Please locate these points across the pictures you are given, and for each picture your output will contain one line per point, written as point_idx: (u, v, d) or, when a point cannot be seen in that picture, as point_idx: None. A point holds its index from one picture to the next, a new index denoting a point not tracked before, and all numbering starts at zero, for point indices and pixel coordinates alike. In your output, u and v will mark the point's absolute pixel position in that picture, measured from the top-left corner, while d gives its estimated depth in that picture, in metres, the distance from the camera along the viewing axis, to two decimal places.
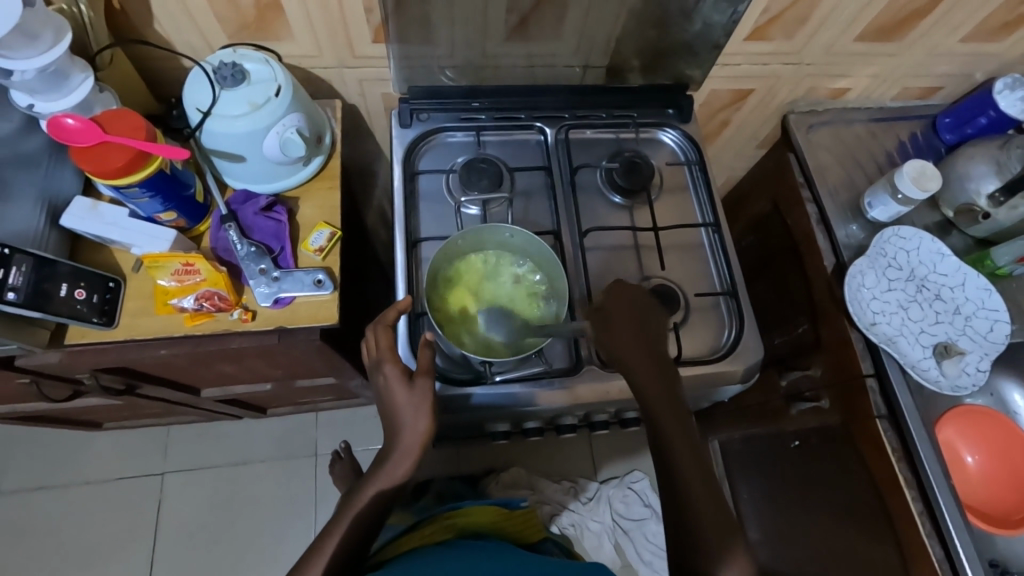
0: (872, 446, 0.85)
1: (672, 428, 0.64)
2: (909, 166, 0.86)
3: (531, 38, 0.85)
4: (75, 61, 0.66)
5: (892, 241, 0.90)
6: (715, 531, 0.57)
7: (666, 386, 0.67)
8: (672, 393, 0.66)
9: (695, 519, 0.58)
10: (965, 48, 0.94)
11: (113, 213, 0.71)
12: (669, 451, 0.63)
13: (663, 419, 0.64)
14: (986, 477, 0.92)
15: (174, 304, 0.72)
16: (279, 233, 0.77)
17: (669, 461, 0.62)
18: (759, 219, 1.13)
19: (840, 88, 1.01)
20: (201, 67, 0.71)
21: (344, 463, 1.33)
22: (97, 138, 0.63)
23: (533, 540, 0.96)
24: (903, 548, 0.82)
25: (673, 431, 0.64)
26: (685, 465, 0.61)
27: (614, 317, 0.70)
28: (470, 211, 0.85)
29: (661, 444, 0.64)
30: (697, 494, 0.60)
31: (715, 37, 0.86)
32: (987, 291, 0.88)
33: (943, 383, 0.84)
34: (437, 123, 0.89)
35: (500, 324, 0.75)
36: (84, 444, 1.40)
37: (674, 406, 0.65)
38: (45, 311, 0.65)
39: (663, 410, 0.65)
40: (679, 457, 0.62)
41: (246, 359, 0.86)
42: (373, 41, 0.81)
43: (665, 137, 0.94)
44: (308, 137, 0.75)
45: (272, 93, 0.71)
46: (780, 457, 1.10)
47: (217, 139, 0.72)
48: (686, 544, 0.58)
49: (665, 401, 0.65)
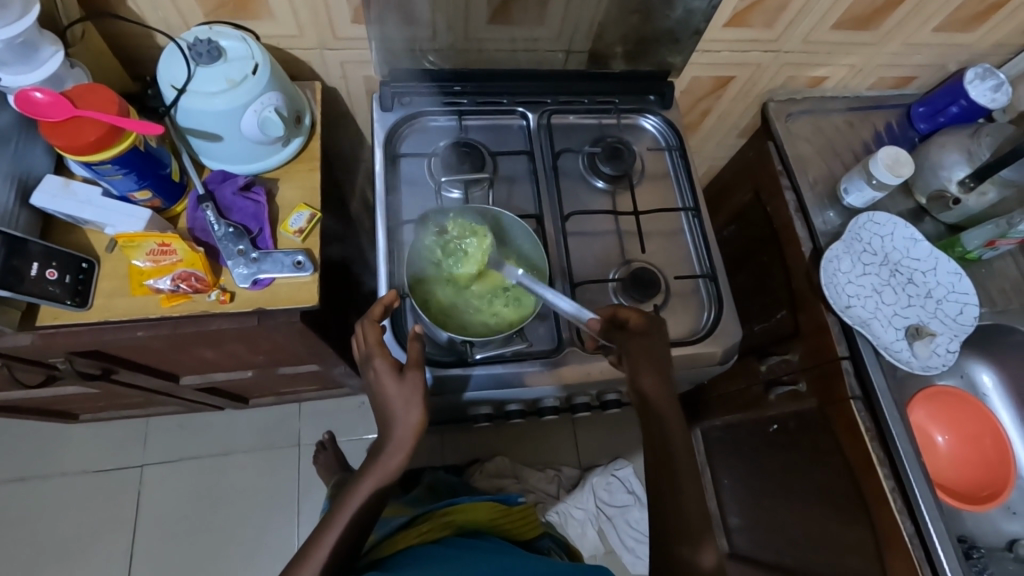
0: (847, 427, 0.87)
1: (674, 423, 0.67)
2: (884, 153, 0.87)
3: (514, 22, 0.85)
4: (45, 34, 0.64)
5: (868, 226, 0.92)
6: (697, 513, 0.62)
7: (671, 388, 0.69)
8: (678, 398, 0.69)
9: (684, 513, 0.62)
10: (939, 38, 0.96)
11: (86, 192, 0.70)
12: (667, 448, 0.66)
13: (667, 424, 0.67)
14: (957, 457, 0.94)
15: (149, 284, 0.71)
16: (257, 214, 0.76)
17: (667, 459, 0.65)
18: (740, 207, 1.15)
19: (819, 77, 1.03)
20: (176, 43, 0.70)
21: (328, 454, 1.35)
22: (67, 112, 0.62)
23: (531, 537, 0.92)
24: (876, 527, 0.84)
25: (674, 433, 0.66)
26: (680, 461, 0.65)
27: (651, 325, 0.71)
28: (452, 194, 0.85)
29: (659, 447, 0.66)
30: (688, 491, 0.63)
31: (696, 23, 0.87)
32: (957, 275, 0.91)
33: (915, 363, 0.86)
34: (420, 108, 0.89)
35: (457, 299, 0.76)
36: (60, 436, 1.37)
37: (675, 411, 0.68)
38: (15, 290, 0.63)
39: (671, 412, 0.67)
40: (682, 465, 0.65)
41: (226, 343, 0.85)
42: (354, 22, 0.80)
43: (647, 124, 0.95)
44: (287, 117, 0.74)
45: (249, 71, 0.70)
46: (760, 442, 1.12)
47: (193, 117, 0.71)
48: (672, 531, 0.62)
49: (671, 408, 0.68)
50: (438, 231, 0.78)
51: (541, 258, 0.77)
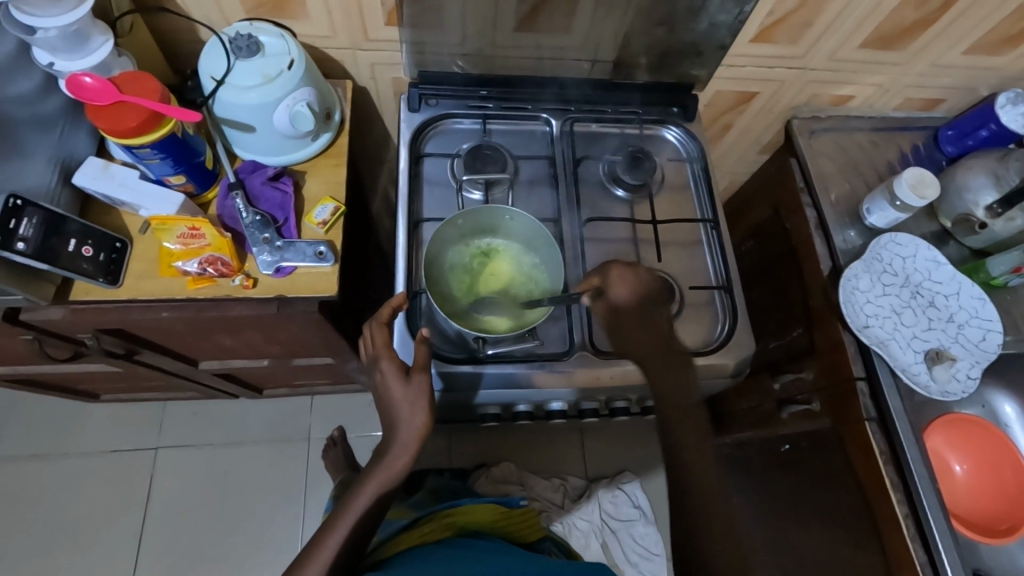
0: (861, 449, 0.86)
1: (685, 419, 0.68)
2: (908, 174, 0.87)
3: (541, 30, 0.87)
4: (97, 24, 0.67)
5: (889, 246, 0.91)
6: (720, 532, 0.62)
7: (683, 395, 0.69)
8: (693, 411, 0.69)
9: (705, 528, 0.62)
10: (968, 60, 0.95)
11: (124, 175, 0.73)
12: (684, 466, 0.65)
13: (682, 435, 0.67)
14: (974, 486, 0.92)
15: (178, 266, 0.73)
16: (283, 204, 0.78)
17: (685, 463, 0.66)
18: (759, 222, 1.14)
19: (844, 96, 1.03)
20: (217, 37, 0.73)
21: (338, 449, 1.36)
22: (113, 98, 0.65)
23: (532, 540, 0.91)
24: (887, 553, 0.82)
25: (690, 449, 0.66)
26: (696, 474, 0.65)
27: (653, 314, 0.72)
28: (473, 195, 0.87)
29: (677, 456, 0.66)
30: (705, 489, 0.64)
31: (721, 37, 0.88)
32: (980, 300, 0.90)
33: (934, 388, 0.85)
34: (445, 110, 0.91)
35: (473, 287, 0.78)
36: (81, 414, 1.41)
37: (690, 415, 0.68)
38: (52, 265, 0.67)
39: (686, 424, 0.68)
40: (702, 486, 0.64)
41: (246, 330, 0.88)
42: (386, 24, 0.83)
43: (668, 135, 0.96)
44: (317, 113, 0.77)
45: (284, 66, 0.73)
46: (770, 462, 1.10)
47: (229, 108, 0.74)
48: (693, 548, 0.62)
49: (683, 416, 0.68)
50: (453, 226, 0.77)
51: (557, 259, 0.76)
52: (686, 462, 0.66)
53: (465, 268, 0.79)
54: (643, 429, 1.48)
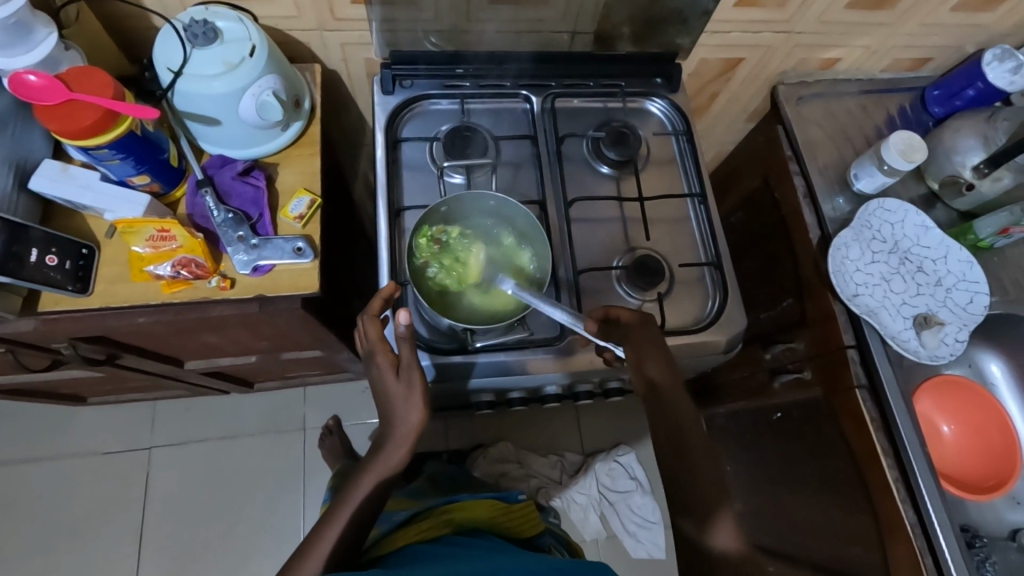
0: (852, 416, 0.87)
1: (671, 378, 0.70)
2: (896, 138, 0.85)
3: (516, 2, 0.83)
4: (38, 16, 0.63)
5: (878, 213, 0.90)
6: (716, 512, 0.63)
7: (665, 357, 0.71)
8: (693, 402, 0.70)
9: (693, 477, 0.65)
10: (957, 18, 0.93)
11: (85, 177, 0.69)
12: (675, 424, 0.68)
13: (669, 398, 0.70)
14: (963, 447, 0.94)
15: (150, 271, 0.70)
16: (257, 199, 0.75)
17: (671, 420, 0.69)
18: (747, 192, 1.13)
19: (831, 59, 1.00)
20: (172, 24, 0.69)
21: (335, 440, 1.35)
22: (63, 96, 0.61)
23: (532, 534, 0.90)
24: (879, 516, 0.84)
25: (688, 424, 0.69)
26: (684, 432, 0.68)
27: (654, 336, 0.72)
28: (455, 179, 0.85)
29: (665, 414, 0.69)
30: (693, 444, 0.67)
31: (705, 3, 0.84)
32: (968, 263, 0.89)
33: (923, 353, 0.85)
34: (422, 91, 0.87)
35: (451, 256, 0.75)
36: (69, 418, 1.39)
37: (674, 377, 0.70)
38: (16, 276, 0.63)
39: (682, 410, 0.69)
40: (704, 470, 0.66)
41: (229, 329, 0.85)
42: (353, 3, 0.78)
43: (653, 108, 0.93)
44: (286, 101, 0.73)
45: (246, 53, 0.68)
46: (762, 430, 1.12)
47: (191, 101, 0.70)
48: (683, 523, 0.65)
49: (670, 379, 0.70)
50: (436, 214, 0.76)
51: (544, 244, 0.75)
52: (686, 436, 0.68)
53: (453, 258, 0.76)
54: (637, 402, 1.49)
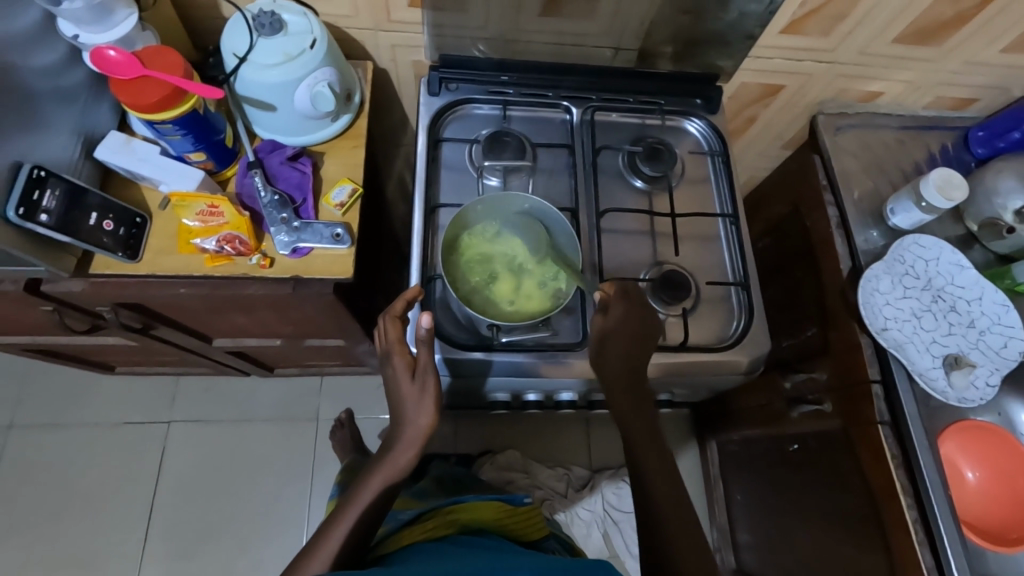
0: (872, 452, 0.85)
1: (634, 413, 0.70)
2: (936, 174, 0.84)
3: (564, 15, 0.85)
4: None
5: (912, 248, 0.90)
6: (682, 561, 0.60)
7: (634, 379, 0.71)
8: (658, 438, 0.70)
9: (662, 526, 0.63)
10: (1005, 59, 0.92)
11: (145, 150, 0.73)
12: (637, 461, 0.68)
13: (634, 432, 0.70)
14: (987, 492, 0.91)
15: (197, 243, 0.74)
16: (301, 184, 0.78)
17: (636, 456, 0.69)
18: (777, 219, 1.12)
19: (873, 92, 1.01)
20: (241, 14, 0.73)
21: (346, 431, 1.37)
22: (137, 72, 0.65)
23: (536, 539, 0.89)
24: (894, 557, 0.82)
25: (651, 461, 0.68)
26: (653, 476, 0.67)
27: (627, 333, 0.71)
28: (491, 181, 0.86)
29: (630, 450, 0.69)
30: (658, 489, 0.66)
31: (749, 27, 0.86)
32: (1004, 307, 0.88)
33: (951, 394, 0.83)
34: (466, 94, 0.90)
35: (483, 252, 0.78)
36: (96, 385, 1.44)
37: (641, 407, 0.71)
38: (74, 237, 0.68)
39: (644, 447, 0.69)
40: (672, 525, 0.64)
41: (259, 310, 0.88)
42: (409, 6, 0.82)
43: (691, 128, 0.94)
44: (338, 93, 0.76)
45: (306, 45, 0.72)
46: (775, 460, 1.10)
47: (250, 86, 0.73)
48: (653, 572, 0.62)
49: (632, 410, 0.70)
50: (471, 212, 0.78)
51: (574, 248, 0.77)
52: (647, 475, 0.67)
53: (484, 255, 0.78)
54: None
